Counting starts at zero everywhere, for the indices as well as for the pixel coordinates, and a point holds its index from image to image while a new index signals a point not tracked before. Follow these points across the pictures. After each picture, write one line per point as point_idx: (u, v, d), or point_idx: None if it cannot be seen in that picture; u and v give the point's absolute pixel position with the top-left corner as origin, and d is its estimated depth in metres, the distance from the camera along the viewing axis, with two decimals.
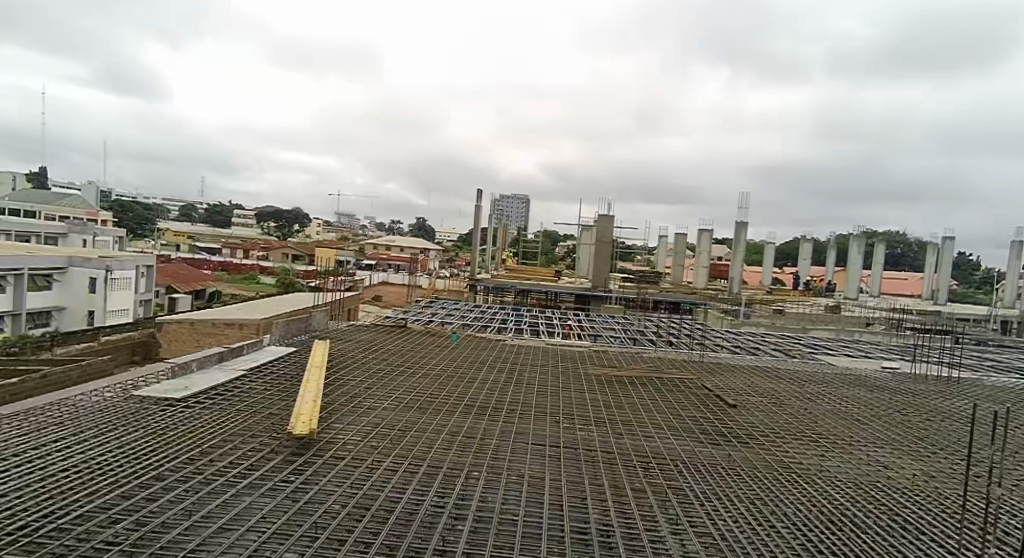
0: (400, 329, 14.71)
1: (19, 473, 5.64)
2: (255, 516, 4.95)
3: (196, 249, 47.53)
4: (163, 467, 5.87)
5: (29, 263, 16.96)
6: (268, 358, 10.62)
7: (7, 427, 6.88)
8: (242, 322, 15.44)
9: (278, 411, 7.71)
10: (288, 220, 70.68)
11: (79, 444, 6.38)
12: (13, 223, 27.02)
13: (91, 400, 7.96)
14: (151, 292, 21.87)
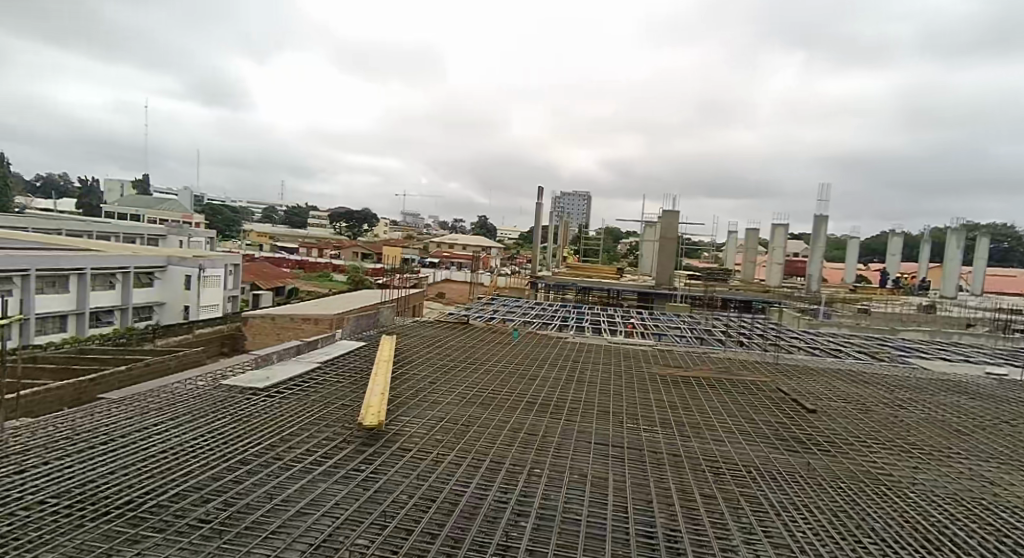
0: (463, 325, 14.86)
1: (124, 452, 6.07)
2: (329, 502, 5.09)
3: (276, 249, 49.98)
4: (248, 451, 6.14)
5: (134, 262, 18.23)
6: (341, 351, 10.98)
7: (114, 411, 7.42)
8: (316, 317, 16.02)
9: (349, 402, 7.92)
10: (357, 220, 73.01)
11: (175, 427, 6.80)
12: (118, 226, 29.31)
13: (186, 387, 8.47)
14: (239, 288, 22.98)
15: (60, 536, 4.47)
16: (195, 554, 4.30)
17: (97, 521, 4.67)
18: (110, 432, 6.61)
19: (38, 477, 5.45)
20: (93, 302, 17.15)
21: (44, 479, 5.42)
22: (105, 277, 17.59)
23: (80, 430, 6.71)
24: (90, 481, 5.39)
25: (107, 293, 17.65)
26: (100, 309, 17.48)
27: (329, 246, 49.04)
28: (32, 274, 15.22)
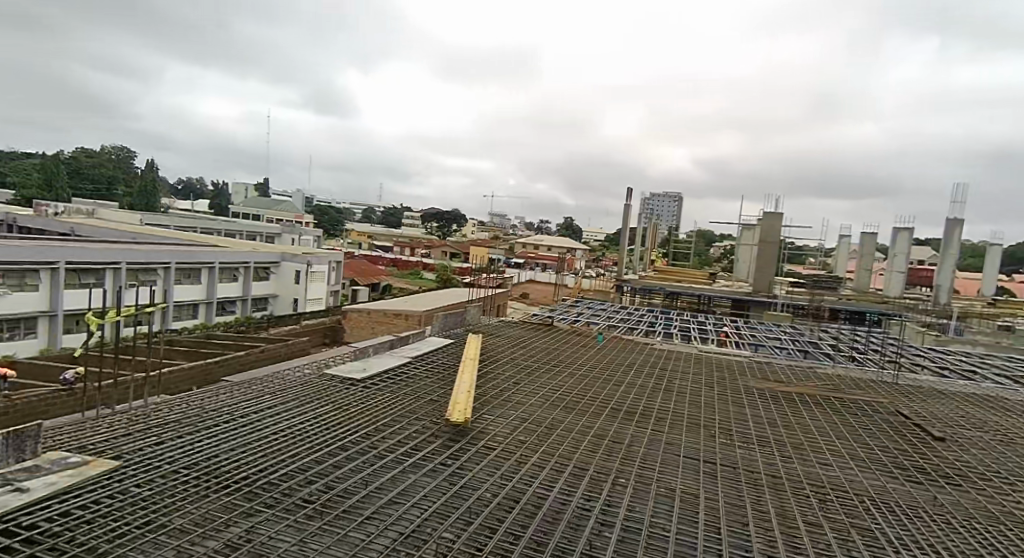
0: (547, 327, 14.73)
1: (238, 433, 6.47)
2: (418, 493, 5.12)
3: (373, 247, 52.21)
4: (347, 438, 6.34)
5: (254, 258, 19.56)
6: (433, 348, 11.17)
7: (230, 395, 7.96)
8: (406, 313, 16.45)
9: (437, 398, 8.00)
10: (448, 219, 74.83)
11: (283, 412, 7.18)
12: (238, 225, 31.67)
13: (294, 376, 8.93)
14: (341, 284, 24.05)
15: (183, 506, 4.82)
16: (298, 531, 4.47)
17: (215, 495, 4.99)
18: (227, 414, 7.09)
19: (165, 450, 5.92)
20: (220, 292, 18.59)
21: (170, 452, 5.87)
22: (230, 271, 18.96)
23: (202, 410, 7.25)
24: (211, 457, 5.79)
25: (232, 285, 19.02)
26: (225, 300, 18.87)
27: (421, 245, 50.55)
28: (172, 267, 16.83)
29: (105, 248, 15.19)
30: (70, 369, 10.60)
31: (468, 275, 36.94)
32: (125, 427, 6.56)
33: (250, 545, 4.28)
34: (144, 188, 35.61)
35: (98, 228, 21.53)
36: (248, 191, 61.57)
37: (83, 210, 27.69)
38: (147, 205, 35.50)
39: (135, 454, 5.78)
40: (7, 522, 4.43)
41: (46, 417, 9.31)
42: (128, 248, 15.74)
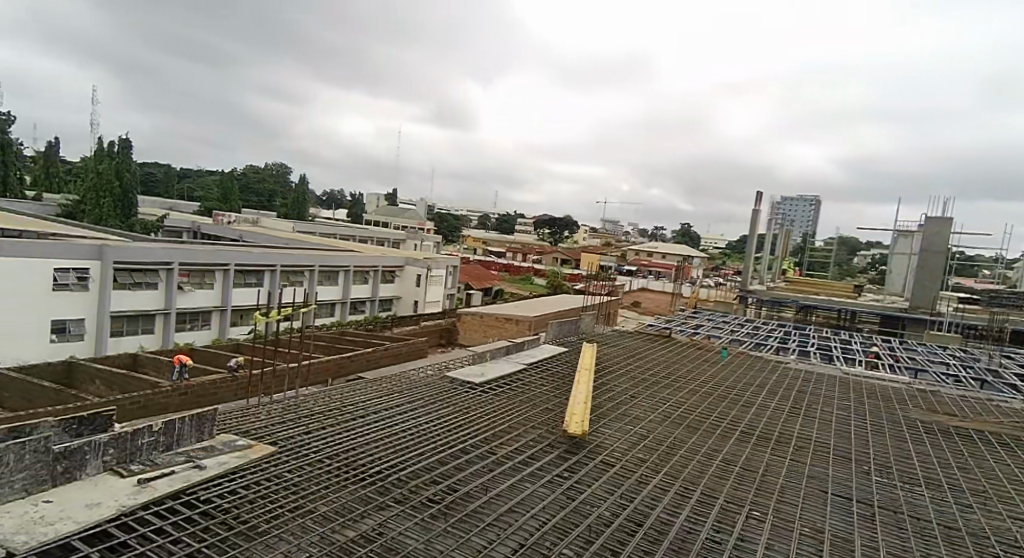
0: (665, 338, 14.23)
1: (372, 428, 6.84)
2: (536, 504, 5.09)
3: (488, 254, 53.51)
4: (467, 441, 6.49)
5: (382, 262, 20.76)
6: (558, 357, 11.12)
7: (365, 391, 8.47)
8: (517, 318, 16.65)
9: (554, 407, 7.96)
10: (562, 225, 74.92)
11: (409, 411, 7.48)
12: (368, 231, 33.76)
13: (418, 377, 9.31)
14: (456, 287, 24.94)
15: (325, 494, 5.16)
16: (425, 531, 4.62)
17: (353, 486, 5.30)
18: (363, 409, 7.56)
19: (312, 440, 6.40)
20: (353, 293, 19.93)
21: (315, 442, 6.34)
22: (361, 274, 20.25)
23: (340, 404, 7.76)
24: (349, 450, 6.18)
25: (363, 287, 20.30)
26: (357, 300, 20.15)
27: (535, 251, 51.04)
28: (316, 270, 18.35)
29: (263, 252, 16.85)
30: (232, 358, 11.83)
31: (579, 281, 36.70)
32: (279, 416, 7.19)
33: (383, 539, 4.47)
34: (298, 199, 39.21)
35: (259, 235, 24.03)
36: (381, 201, 65.68)
37: (245, 219, 30.96)
38: (297, 213, 39.03)
39: (287, 441, 6.32)
40: (187, 494, 5.00)
41: (216, 400, 10.45)
42: (281, 252, 17.35)
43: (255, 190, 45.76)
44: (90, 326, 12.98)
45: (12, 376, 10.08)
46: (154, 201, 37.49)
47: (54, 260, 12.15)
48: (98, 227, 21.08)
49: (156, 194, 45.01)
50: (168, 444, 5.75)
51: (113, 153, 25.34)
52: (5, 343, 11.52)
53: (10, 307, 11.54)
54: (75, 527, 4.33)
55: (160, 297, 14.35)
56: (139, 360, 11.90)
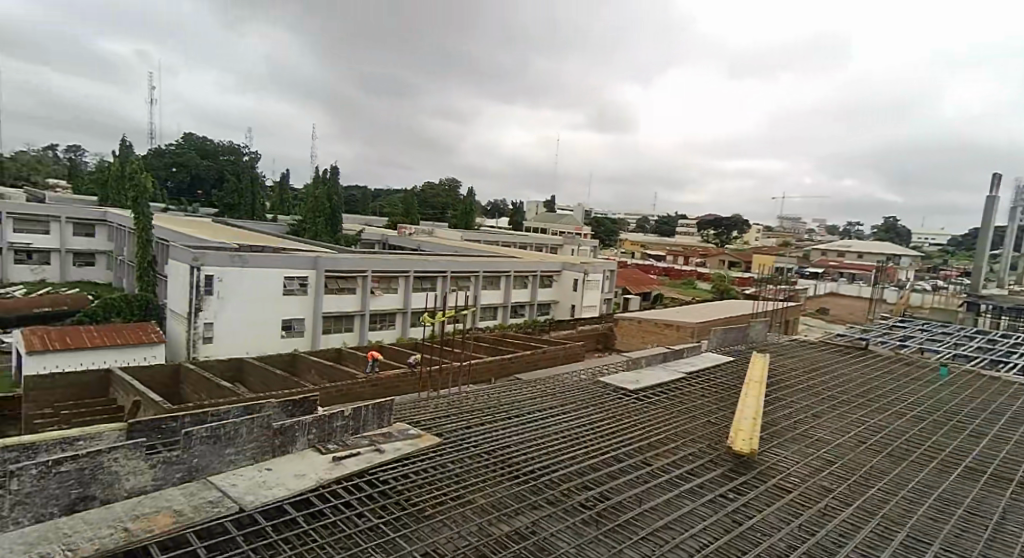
0: (853, 351, 13.02)
1: (526, 428, 7.28)
2: (696, 524, 5.12)
3: (647, 257, 52.69)
4: (619, 449, 6.64)
5: (540, 267, 21.48)
6: (723, 366, 10.77)
7: (522, 391, 9.00)
8: (679, 324, 16.20)
9: (717, 421, 7.76)
10: (734, 226, 70.96)
11: (562, 414, 7.82)
12: (528, 238, 35.03)
13: (572, 380, 9.64)
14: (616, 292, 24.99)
15: (483, 487, 5.65)
16: (577, 536, 4.88)
17: (509, 483, 5.72)
18: (518, 409, 8.05)
19: (471, 435, 6.99)
20: (514, 297, 20.89)
21: (474, 437, 6.91)
22: (521, 278, 21.13)
23: (497, 403, 8.33)
24: (504, 447, 6.66)
25: (522, 291, 21.16)
26: (517, 303, 21.09)
27: (699, 254, 49.11)
28: (481, 275, 19.52)
29: (437, 259, 18.39)
30: (412, 356, 13.13)
31: (750, 286, 34.48)
32: (445, 409, 7.94)
33: (536, 538, 4.82)
34: (466, 210, 41.60)
35: (433, 244, 26.13)
36: (540, 208, 67.71)
37: (424, 230, 33.82)
38: (464, 222, 41.53)
39: (450, 434, 6.96)
40: (370, 475, 5.78)
41: (398, 393, 11.68)
42: (449, 259, 18.74)
43: (430, 204, 49.89)
44: (307, 325, 15.60)
45: (255, 365, 12.28)
46: (351, 217, 42.57)
47: (281, 270, 14.88)
48: (309, 241, 24.55)
49: (352, 210, 51.05)
50: (356, 428, 6.69)
51: (322, 177, 29.26)
52: (250, 339, 14.63)
53: (253, 310, 14.54)
54: (286, 493, 5.27)
55: (356, 300, 16.48)
56: (342, 355, 13.74)
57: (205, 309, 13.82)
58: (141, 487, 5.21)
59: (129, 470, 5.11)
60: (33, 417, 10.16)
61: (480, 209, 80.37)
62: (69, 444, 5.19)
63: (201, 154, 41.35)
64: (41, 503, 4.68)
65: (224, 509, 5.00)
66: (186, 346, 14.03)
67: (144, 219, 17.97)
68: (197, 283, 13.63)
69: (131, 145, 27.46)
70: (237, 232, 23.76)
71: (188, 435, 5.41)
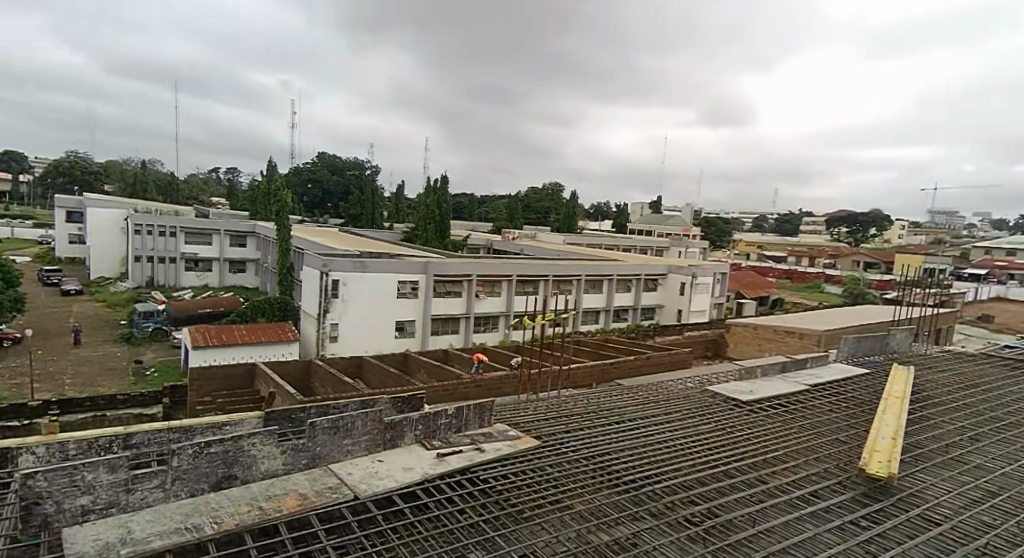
0: (1014, 368, 11.58)
1: (628, 436, 7.28)
2: (821, 551, 4.89)
3: (764, 259, 50.09)
4: (731, 464, 6.46)
5: (644, 270, 21.14)
6: (841, 375, 10.11)
7: (623, 397, 8.99)
8: (802, 332, 15.36)
9: (846, 439, 7.24)
10: (865, 225, 65.48)
11: (667, 424, 7.72)
12: (635, 241, 34.54)
13: (677, 388, 9.47)
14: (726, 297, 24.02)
15: (582, 493, 5.77)
16: (682, 552, 4.86)
17: (608, 491, 5.80)
18: (619, 416, 8.06)
19: (570, 439, 7.12)
20: (617, 302, 20.72)
21: (573, 442, 7.04)
22: (625, 282, 20.91)
23: (598, 408, 8.39)
24: (604, 453, 6.73)
25: (625, 295, 20.95)
26: (620, 307, 20.90)
27: (825, 255, 45.89)
28: (583, 279, 19.56)
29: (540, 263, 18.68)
30: (514, 358, 13.44)
31: (889, 291, 31.50)
32: (545, 413, 8.13)
33: (636, 550, 4.86)
34: (569, 213, 41.63)
35: (536, 249, 26.51)
36: (646, 210, 66.45)
37: (529, 235, 34.36)
38: (567, 227, 41.64)
39: (549, 438, 7.13)
40: (471, 473, 6.09)
41: (499, 394, 12.04)
42: (551, 263, 18.94)
43: (534, 208, 50.64)
44: (417, 326, 16.48)
45: (375, 364, 13.11)
46: (460, 223, 44.16)
47: (394, 274, 15.83)
48: (420, 247, 25.80)
49: (463, 217, 52.91)
50: (459, 427, 7.05)
51: (432, 187, 30.63)
52: (367, 339, 15.75)
53: (370, 312, 15.63)
54: (396, 485, 5.69)
55: (462, 303, 17.15)
56: (449, 356, 14.37)
57: (331, 311, 15.03)
58: (273, 471, 5.84)
59: (264, 455, 5.76)
60: (195, 404, 11.68)
61: (586, 213, 80.28)
62: (218, 428, 6.45)
63: (328, 169, 44.85)
64: (195, 479, 5.39)
65: (341, 495, 5.49)
66: (315, 344, 15.36)
67: (285, 232, 20.33)
68: (326, 287, 14.85)
69: (275, 166, 30.81)
70: (356, 239, 25.49)
71: (313, 425, 5.99)
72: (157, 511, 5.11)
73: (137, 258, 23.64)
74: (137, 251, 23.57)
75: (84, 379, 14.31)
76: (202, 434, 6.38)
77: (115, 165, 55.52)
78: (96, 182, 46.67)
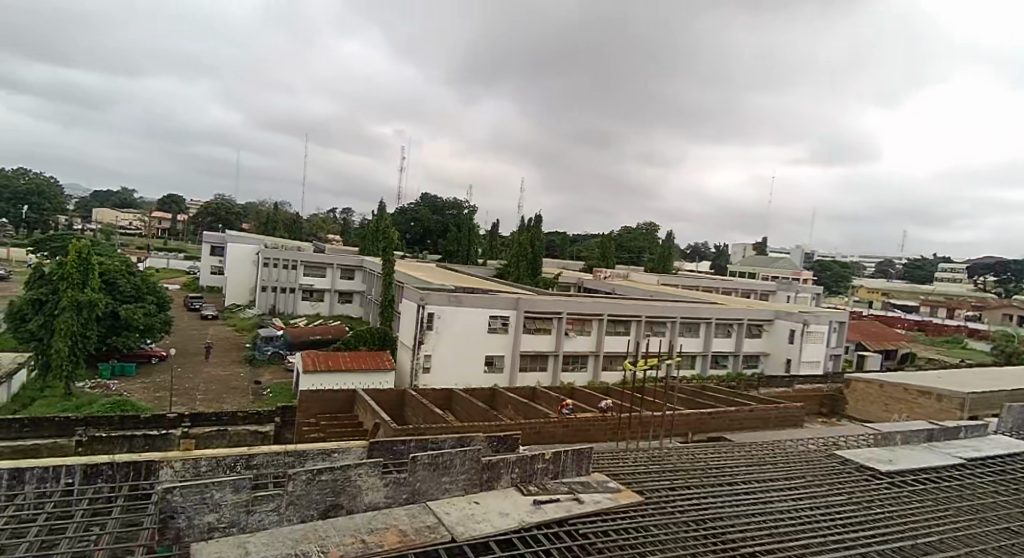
0: None
1: (744, 501, 6.64)
2: None
3: (891, 309, 46.08)
4: (874, 548, 5.66)
5: (748, 315, 19.97)
6: (991, 447, 8.81)
7: (734, 455, 8.28)
8: (940, 393, 13.53)
9: (1016, 530, 6.17)
10: (1015, 274, 58.65)
11: (790, 490, 7.00)
12: (741, 284, 33.03)
13: (799, 449, 8.64)
14: (843, 347, 22.13)
15: None
16: None
17: None
18: (733, 476, 7.40)
19: (677, 497, 6.62)
20: (716, 346, 19.59)
21: (680, 501, 6.53)
22: (725, 326, 19.79)
23: (708, 465, 7.79)
24: (716, 519, 6.15)
25: (726, 340, 19.80)
26: (719, 353, 19.77)
27: (965, 306, 41.47)
28: (679, 321, 18.69)
29: (633, 303, 18.12)
30: (606, 401, 12.92)
31: None
32: (648, 465, 7.64)
33: None
34: (667, 253, 40.56)
35: (630, 288, 25.89)
36: (750, 251, 63.55)
37: (622, 274, 33.73)
38: (665, 269, 40.42)
39: (653, 493, 6.66)
40: (569, 525, 5.74)
41: (592, 440, 11.53)
42: (647, 304, 18.30)
43: (626, 248, 49.93)
44: (506, 362, 16.38)
45: (463, 397, 13.08)
46: (557, 262, 44.21)
47: (486, 310, 15.92)
48: (515, 284, 25.95)
49: (558, 255, 52.97)
50: (556, 473, 6.75)
51: (526, 224, 30.89)
52: (458, 372, 15.82)
53: (464, 346, 15.75)
54: (492, 530, 5.47)
55: (551, 341, 16.90)
56: (536, 394, 14.08)
57: (426, 342, 15.30)
58: (376, 503, 5.79)
59: (368, 487, 5.73)
60: (302, 425, 12.06)
61: (686, 255, 78.10)
62: (327, 455, 6.59)
63: (433, 208, 46.67)
64: (306, 505, 5.43)
65: (438, 535, 5.33)
66: (409, 375, 15.65)
67: (388, 265, 21.08)
68: (422, 320, 15.18)
69: (380, 203, 32.53)
70: (451, 274, 26.13)
71: (414, 459, 5.92)
72: (272, 534, 5.18)
73: (262, 287, 25.53)
74: (263, 282, 25.47)
75: (212, 395, 15.36)
76: (314, 459, 6.57)
77: (250, 204, 60.88)
78: (234, 221, 51.80)
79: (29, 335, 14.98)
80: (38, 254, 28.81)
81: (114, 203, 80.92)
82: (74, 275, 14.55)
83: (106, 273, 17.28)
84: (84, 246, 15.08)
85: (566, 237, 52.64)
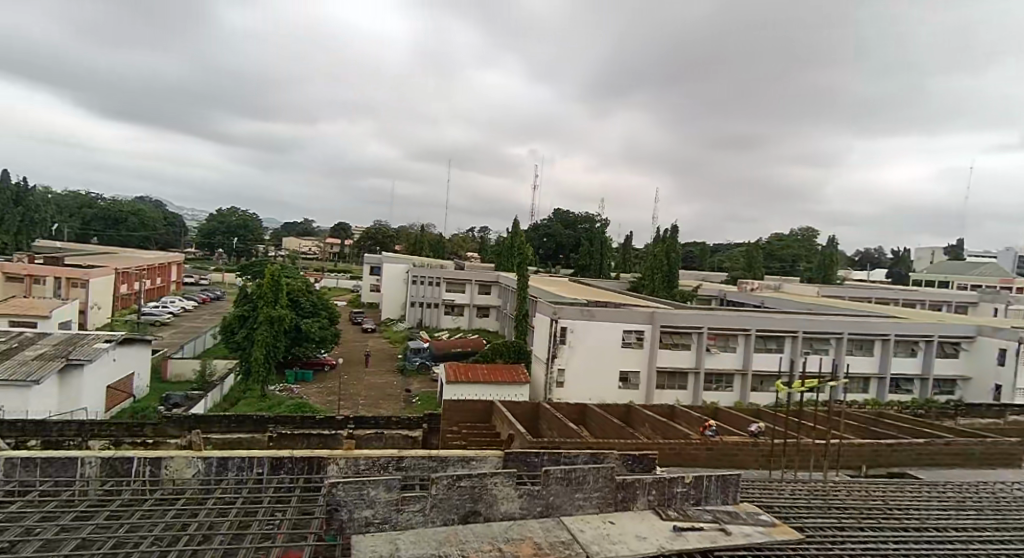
0: None
1: (937, 551, 5.62)
2: None
3: None
4: None
5: (941, 330, 17.48)
6: None
7: (922, 497, 7.12)
8: None
9: None
10: None
11: (999, 544, 5.83)
12: (931, 294, 29.35)
13: (1011, 495, 7.24)
14: None
15: None
16: None
17: None
18: (921, 521, 6.34)
19: (849, 540, 5.77)
20: (895, 368, 17.34)
21: (851, 545, 5.68)
22: (908, 344, 17.50)
23: (886, 505, 6.77)
24: None
25: (910, 360, 17.48)
26: (901, 376, 17.47)
27: None
28: (846, 337, 16.86)
29: (785, 317, 16.67)
30: (757, 424, 11.89)
31: None
32: (810, 500, 6.81)
33: None
34: (830, 261, 37.12)
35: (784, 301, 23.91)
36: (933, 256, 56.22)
37: (775, 286, 31.33)
38: (828, 279, 37.05)
39: (818, 533, 5.87)
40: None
41: (741, 468, 10.62)
42: (805, 318, 16.72)
43: (779, 257, 46.62)
44: (642, 379, 15.79)
45: (597, 412, 12.74)
46: (700, 274, 42.11)
47: (620, 324, 15.50)
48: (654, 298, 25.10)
49: (700, 266, 50.62)
50: (698, 499, 6.23)
51: (662, 236, 29.89)
52: (593, 387, 15.50)
53: (598, 360, 15.43)
54: (630, 553, 5.12)
55: (691, 357, 16.01)
56: (676, 413, 13.35)
57: (559, 356, 15.21)
58: (511, 514, 5.68)
59: (503, 496, 5.64)
60: (445, 433, 12.44)
61: (853, 262, 71.04)
62: (466, 462, 6.67)
63: (565, 223, 46.86)
64: (447, 509, 5.47)
65: (573, 552, 5.12)
66: (542, 389, 15.64)
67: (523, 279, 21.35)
68: (555, 333, 15.13)
69: (518, 221, 33.30)
70: (584, 289, 25.90)
71: (546, 473, 5.76)
72: (419, 534, 5.29)
73: (410, 303, 27.13)
74: (411, 297, 27.06)
75: (370, 401, 16.36)
76: (455, 466, 6.66)
77: (402, 225, 65.50)
78: (391, 241, 55.96)
79: (235, 345, 17.02)
80: (245, 278, 33.07)
81: (294, 231, 91.42)
82: (269, 295, 16.55)
83: (293, 294, 19.23)
84: (276, 270, 16.93)
85: (707, 247, 50.29)
